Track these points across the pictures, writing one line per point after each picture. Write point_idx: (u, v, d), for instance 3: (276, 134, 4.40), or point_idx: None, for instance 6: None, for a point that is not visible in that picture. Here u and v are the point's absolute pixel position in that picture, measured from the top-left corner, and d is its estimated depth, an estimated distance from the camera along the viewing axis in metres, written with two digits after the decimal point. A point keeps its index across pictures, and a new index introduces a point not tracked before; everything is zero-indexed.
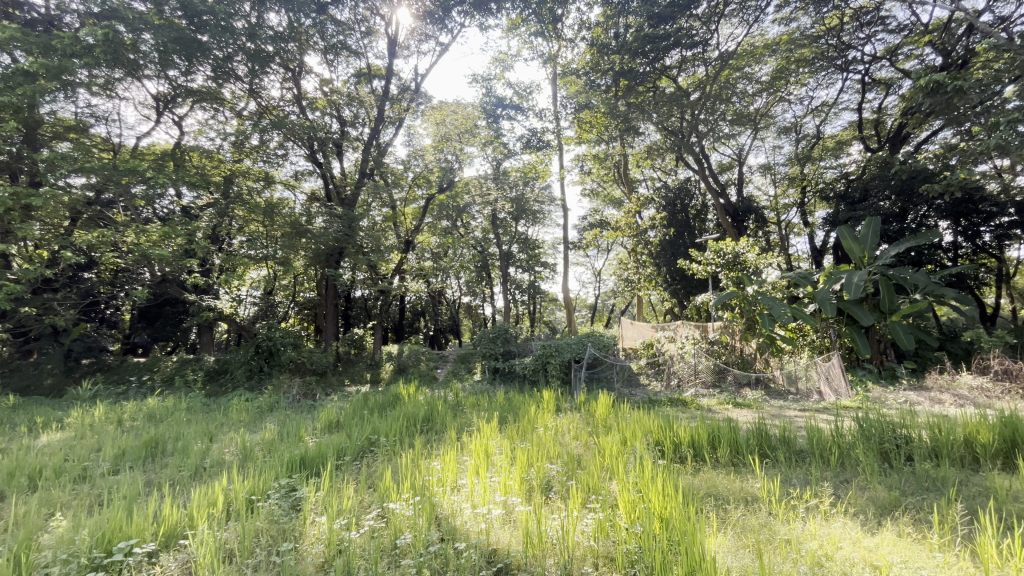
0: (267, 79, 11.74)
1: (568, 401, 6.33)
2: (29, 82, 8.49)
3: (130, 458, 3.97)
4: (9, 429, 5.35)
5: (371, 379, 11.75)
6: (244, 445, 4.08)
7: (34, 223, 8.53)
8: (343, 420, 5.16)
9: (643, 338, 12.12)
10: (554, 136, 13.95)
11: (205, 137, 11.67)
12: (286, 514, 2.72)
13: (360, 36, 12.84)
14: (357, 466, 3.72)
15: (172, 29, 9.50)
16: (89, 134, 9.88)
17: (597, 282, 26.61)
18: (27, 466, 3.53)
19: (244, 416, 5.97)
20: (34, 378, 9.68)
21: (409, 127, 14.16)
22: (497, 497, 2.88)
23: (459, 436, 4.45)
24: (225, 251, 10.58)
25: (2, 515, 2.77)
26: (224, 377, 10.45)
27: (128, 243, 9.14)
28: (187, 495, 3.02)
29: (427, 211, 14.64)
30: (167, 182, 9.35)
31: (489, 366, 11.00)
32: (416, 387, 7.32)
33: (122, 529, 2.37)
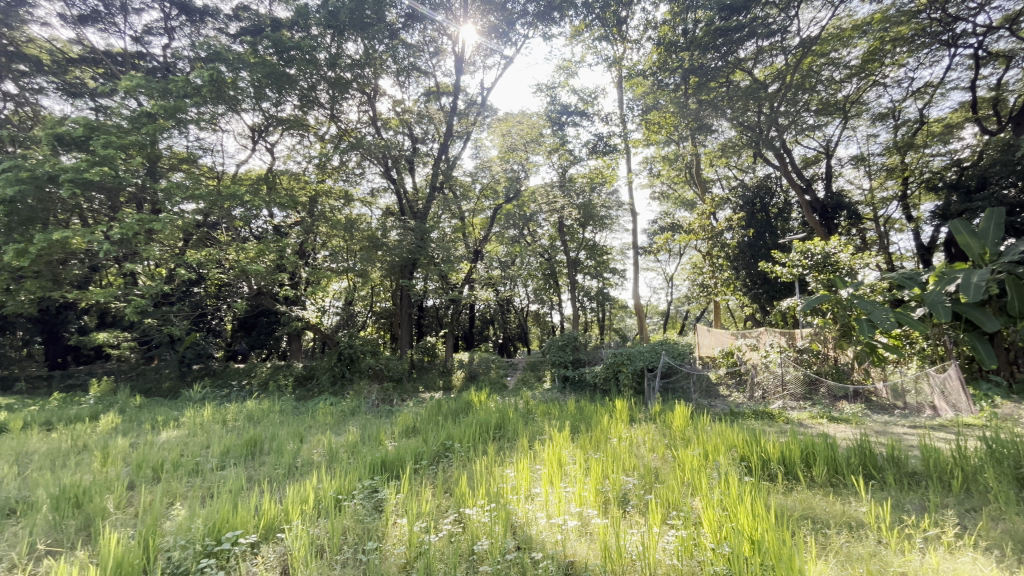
0: (345, 104, 12.58)
1: (643, 412, 6.12)
2: (152, 122, 9.75)
3: (233, 455, 4.37)
4: (137, 425, 6.12)
5: (443, 386, 12.07)
6: (331, 447, 4.34)
7: (155, 245, 9.73)
8: (419, 426, 5.35)
9: (722, 345, 11.48)
10: (621, 140, 13.64)
11: (293, 161, 12.75)
12: (370, 513, 2.85)
13: (429, 56, 13.41)
14: (433, 471, 3.82)
15: (265, 66, 10.47)
16: (198, 164, 11.16)
17: (669, 288, 25.56)
18: (151, 459, 4.00)
19: (329, 418, 6.39)
20: (155, 382, 11.18)
21: (476, 140, 14.52)
22: (572, 508, 2.83)
23: (532, 444, 4.45)
24: (311, 266, 11.39)
25: (133, 501, 3.15)
26: (311, 382, 11.23)
27: (230, 260, 10.17)
28: (282, 492, 3.25)
29: (494, 221, 15.09)
30: (261, 204, 10.33)
31: (558, 374, 10.91)
32: (487, 394, 7.41)
33: (229, 519, 2.60)
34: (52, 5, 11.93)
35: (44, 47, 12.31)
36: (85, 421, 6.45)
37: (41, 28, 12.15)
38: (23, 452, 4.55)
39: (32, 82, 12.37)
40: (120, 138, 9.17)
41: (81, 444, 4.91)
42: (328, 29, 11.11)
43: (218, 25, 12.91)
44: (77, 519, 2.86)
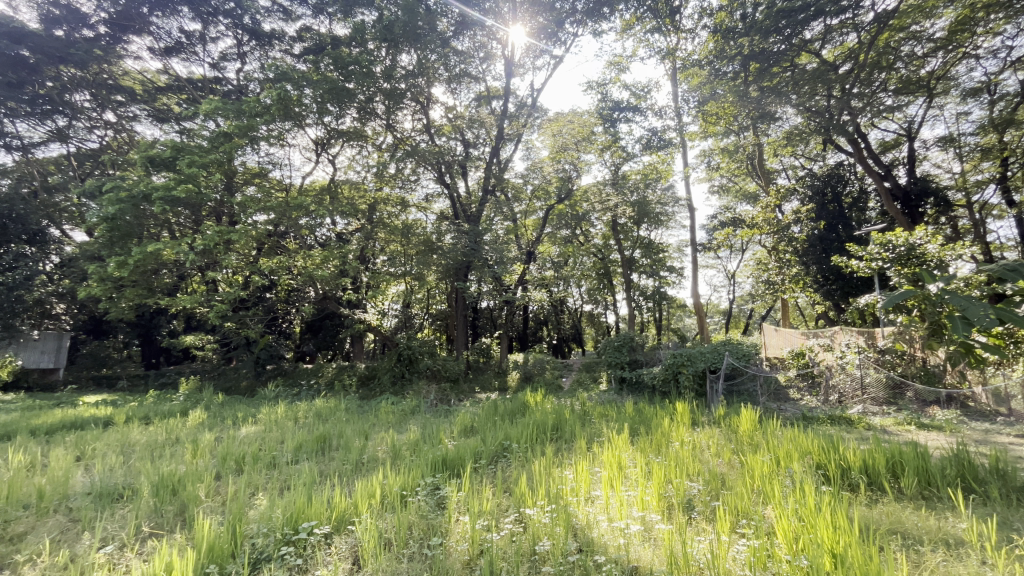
0: (400, 113, 13.02)
1: (706, 415, 5.87)
2: (228, 141, 10.56)
3: (306, 450, 4.64)
4: (220, 421, 6.64)
5: (499, 387, 12.18)
6: (394, 444, 4.50)
7: (232, 254, 10.53)
8: (477, 426, 5.44)
9: (792, 345, 10.83)
10: (677, 134, 13.19)
11: (354, 171, 13.38)
12: (433, 510, 2.93)
13: (479, 62, 13.55)
14: (492, 470, 3.87)
15: (326, 82, 11.05)
16: (268, 178, 11.97)
17: (731, 286, 24.41)
18: (234, 452, 4.32)
19: (391, 417, 6.63)
20: (234, 381, 12.06)
21: (527, 142, 14.56)
22: (634, 512, 2.76)
23: (591, 446, 4.39)
24: (371, 270, 11.85)
25: (221, 491, 3.42)
26: (373, 382, 11.70)
27: (298, 267, 10.80)
28: (351, 486, 3.41)
29: (547, 222, 15.07)
30: (326, 213, 10.91)
31: (615, 375, 10.69)
32: (543, 395, 7.41)
33: (303, 511, 2.76)
34: (143, 40, 13.29)
35: (137, 78, 13.71)
36: (177, 416, 7.09)
37: (134, 62, 13.54)
38: (128, 443, 5.07)
39: (128, 111, 13.83)
40: (202, 157, 10.03)
41: (174, 437, 5.40)
42: (383, 42, 11.54)
43: (284, 47, 13.82)
44: (173, 505, 3.15)
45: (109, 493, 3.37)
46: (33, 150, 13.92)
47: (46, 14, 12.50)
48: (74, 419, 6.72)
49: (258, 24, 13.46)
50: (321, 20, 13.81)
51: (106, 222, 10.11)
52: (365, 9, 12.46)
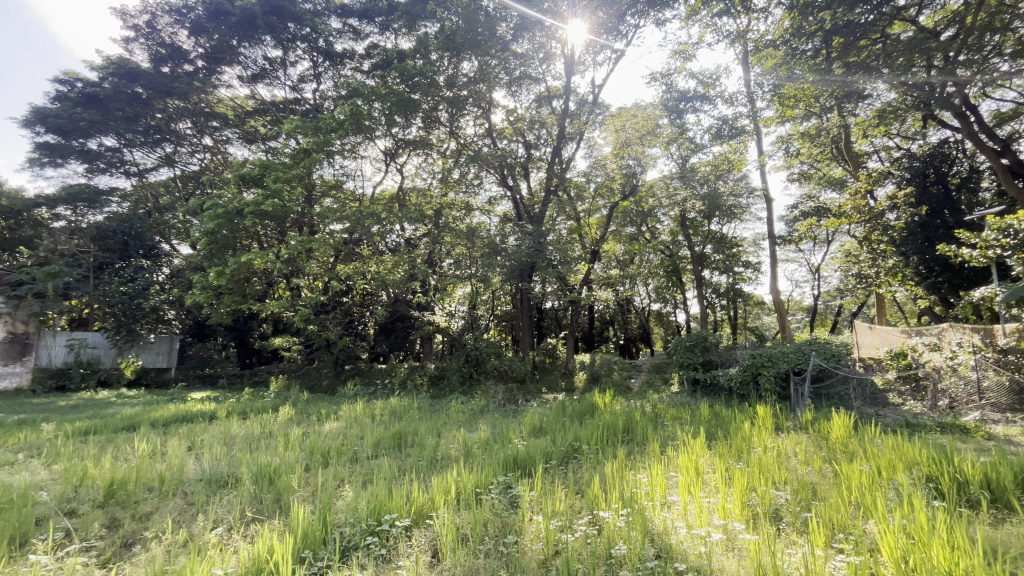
0: (463, 119, 13.29)
1: (792, 420, 5.48)
2: (308, 157, 11.38)
3: (383, 447, 4.87)
4: (306, 417, 7.14)
5: (566, 388, 12.10)
6: (465, 443, 4.61)
7: (313, 262, 11.31)
8: (546, 426, 5.43)
9: (890, 344, 9.84)
10: (750, 121, 12.40)
11: (420, 178, 13.88)
12: (506, 508, 2.98)
13: (539, 63, 13.49)
14: (564, 471, 3.86)
15: (394, 95, 11.59)
16: (343, 189, 12.73)
17: (816, 281, 22.56)
18: (320, 446, 4.64)
19: (461, 416, 6.79)
20: (316, 380, 12.90)
21: (589, 140, 14.32)
22: (716, 519, 2.64)
23: (665, 450, 4.26)
24: (438, 273, 12.21)
25: (311, 482, 3.68)
26: (442, 381, 12.06)
27: (372, 272, 11.40)
28: (428, 482, 3.55)
29: (611, 220, 14.66)
30: (395, 220, 11.42)
31: (688, 377, 10.28)
32: (612, 396, 7.28)
33: (385, 503, 2.90)
34: (234, 70, 14.65)
35: (229, 104, 15.11)
36: (269, 412, 7.74)
37: (226, 90, 14.94)
38: (230, 436, 5.60)
39: (222, 135, 15.24)
40: (286, 173, 10.90)
41: (268, 430, 5.90)
42: (446, 52, 11.92)
43: (354, 64, 14.68)
44: (271, 493, 3.44)
45: (216, 480, 3.73)
46: (146, 175, 15.73)
47: (154, 53, 14.15)
48: (184, 413, 7.52)
49: (332, 45, 14.36)
50: (388, 35, 14.54)
51: (206, 236, 11.24)
52: (428, 21, 12.92)
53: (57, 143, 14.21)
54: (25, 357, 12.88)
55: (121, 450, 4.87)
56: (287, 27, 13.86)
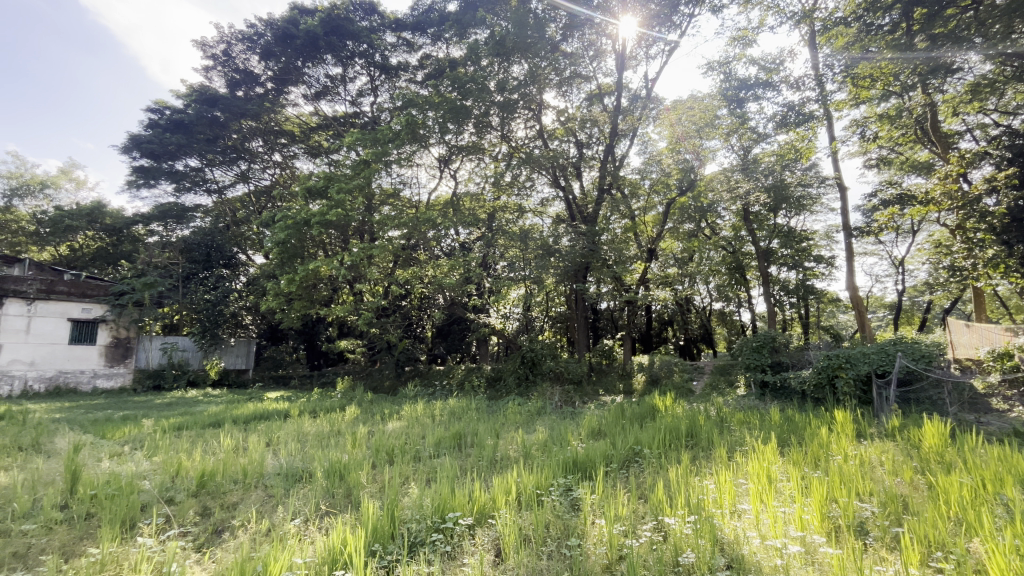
0: (514, 123, 13.33)
1: (875, 426, 5.07)
2: (367, 167, 11.91)
3: (445, 446, 5.00)
4: (371, 416, 7.45)
5: (624, 391, 11.83)
6: (524, 444, 4.63)
7: (374, 267, 11.79)
8: (605, 429, 5.34)
9: (992, 344, 8.86)
10: (819, 106, 11.60)
11: (473, 183, 14.12)
12: (568, 511, 2.96)
13: (589, 61, 13.36)
14: (625, 475, 3.78)
15: (447, 103, 11.89)
16: (400, 197, 13.18)
17: (899, 275, 20.67)
18: (385, 445, 4.83)
19: (519, 418, 6.81)
20: (379, 382, 13.42)
21: (643, 135, 13.95)
22: (792, 530, 2.48)
23: (733, 456, 4.08)
24: (492, 276, 12.37)
25: (378, 478, 3.84)
26: (499, 383, 12.18)
27: (431, 276, 11.78)
28: (489, 482, 3.60)
29: (668, 217, 14.15)
30: (450, 224, 11.71)
31: (755, 379, 9.76)
32: (672, 398, 7.05)
33: (448, 502, 2.97)
34: (299, 89, 15.60)
35: (296, 122, 16.15)
36: (337, 411, 8.15)
37: (292, 109, 15.97)
38: (302, 433, 5.96)
39: (290, 151, 16.30)
40: (347, 184, 11.51)
41: (337, 429, 6.21)
42: (495, 57, 12.06)
43: (409, 76, 15.24)
44: (342, 488, 3.63)
45: (293, 474, 3.99)
46: (225, 191, 17.03)
47: (229, 79, 15.28)
48: (262, 412, 8.08)
49: (388, 59, 15.01)
50: (439, 45, 15.00)
51: (278, 246, 12.03)
52: (477, 28, 13.13)
53: (149, 166, 15.70)
54: (128, 359, 14.23)
55: (208, 444, 5.32)
56: (346, 45, 14.64)
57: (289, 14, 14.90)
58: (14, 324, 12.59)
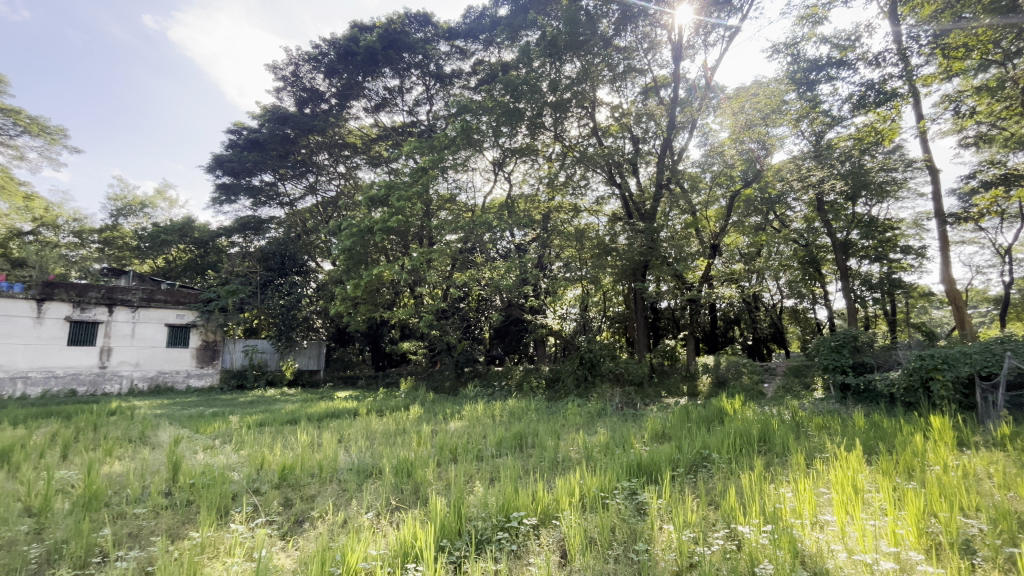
0: (568, 122, 13.23)
1: (980, 433, 4.56)
2: (425, 174, 12.26)
3: (506, 446, 5.05)
4: (434, 416, 7.67)
5: (689, 392, 11.39)
6: (586, 446, 4.58)
7: (433, 271, 12.14)
8: (670, 432, 5.18)
9: None
10: (903, 84, 10.60)
11: (528, 184, 14.16)
12: (633, 515, 2.90)
13: (644, 54, 13.02)
14: (693, 481, 3.64)
15: (501, 107, 12.02)
16: (457, 202, 13.49)
17: (1006, 265, 18.42)
18: (448, 444, 4.95)
19: (579, 419, 6.75)
20: (440, 382, 13.79)
21: (703, 127, 13.35)
22: (884, 545, 2.29)
23: (813, 463, 3.81)
24: (549, 276, 12.37)
25: (444, 476, 3.95)
26: (558, 384, 12.13)
27: (488, 278, 11.97)
28: (551, 483, 3.60)
29: (732, 210, 13.45)
30: (506, 226, 11.84)
31: (835, 382, 9.07)
32: (742, 401, 6.71)
33: (512, 501, 3.00)
34: (360, 103, 16.38)
35: (358, 134, 16.98)
36: (401, 410, 8.46)
37: (355, 122, 16.78)
38: (371, 431, 6.24)
39: (353, 162, 17.13)
40: (407, 191, 11.92)
41: (402, 427, 6.46)
42: (548, 57, 12.00)
43: (462, 83, 15.60)
44: (409, 484, 3.76)
45: (364, 470, 4.19)
46: (296, 204, 18.19)
47: (298, 97, 16.30)
48: (333, 410, 8.54)
49: (442, 67, 15.47)
50: (492, 50, 15.22)
51: (345, 253, 12.67)
52: (529, 29, 13.12)
53: (230, 183, 17.05)
54: (215, 360, 15.56)
55: (287, 440, 5.70)
56: (403, 57, 15.26)
57: (350, 32, 15.64)
58: (122, 329, 14.12)
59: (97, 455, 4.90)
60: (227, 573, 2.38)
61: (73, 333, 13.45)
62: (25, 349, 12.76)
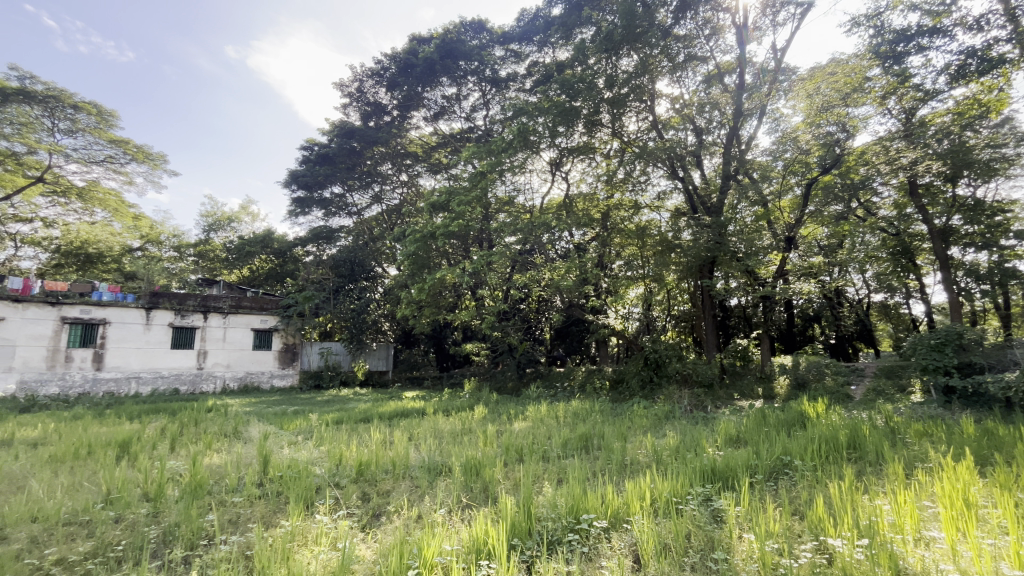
0: (626, 117, 12.92)
1: None
2: (484, 178, 12.48)
3: (571, 448, 5.01)
4: (498, 416, 7.76)
5: (764, 395, 10.73)
6: (655, 449, 4.46)
7: (493, 273, 12.32)
8: (745, 436, 4.92)
9: None
10: (1012, 48, 9.36)
11: (586, 183, 14.00)
12: (709, 521, 2.78)
13: (706, 40, 12.45)
14: (774, 488, 3.43)
15: (557, 107, 11.95)
16: (515, 204, 13.60)
17: None
18: (513, 444, 4.99)
19: (646, 422, 6.57)
20: (503, 382, 13.95)
21: (774, 112, 12.56)
22: (1006, 568, 2.02)
23: (912, 474, 3.47)
24: (609, 275, 12.17)
25: (512, 475, 4.00)
26: (622, 385, 11.87)
27: (548, 279, 11.98)
28: (620, 486, 3.53)
29: (809, 200, 12.55)
30: (565, 226, 11.78)
31: (937, 384, 8.28)
32: (826, 404, 6.22)
33: (581, 503, 2.99)
34: (421, 113, 16.96)
35: (419, 143, 17.58)
36: (466, 410, 8.65)
37: (415, 131, 17.39)
38: (438, 430, 6.43)
39: (414, 170, 17.72)
40: (467, 197, 12.22)
41: (469, 427, 6.60)
42: (604, 53, 11.80)
43: (518, 85, 15.69)
44: (478, 483, 3.84)
45: (434, 467, 4.33)
46: (363, 213, 19.06)
47: (363, 112, 17.17)
48: (403, 409, 8.90)
49: (497, 72, 15.67)
50: (546, 51, 15.19)
51: (409, 258, 13.17)
52: (584, 26, 12.89)
53: (305, 196, 18.27)
54: (295, 362, 16.75)
55: (362, 437, 6.02)
56: (460, 65, 15.66)
57: (409, 45, 16.27)
58: (215, 334, 15.55)
59: (200, 448, 5.45)
60: (316, 560, 2.55)
61: (175, 338, 14.94)
62: (137, 352, 14.25)
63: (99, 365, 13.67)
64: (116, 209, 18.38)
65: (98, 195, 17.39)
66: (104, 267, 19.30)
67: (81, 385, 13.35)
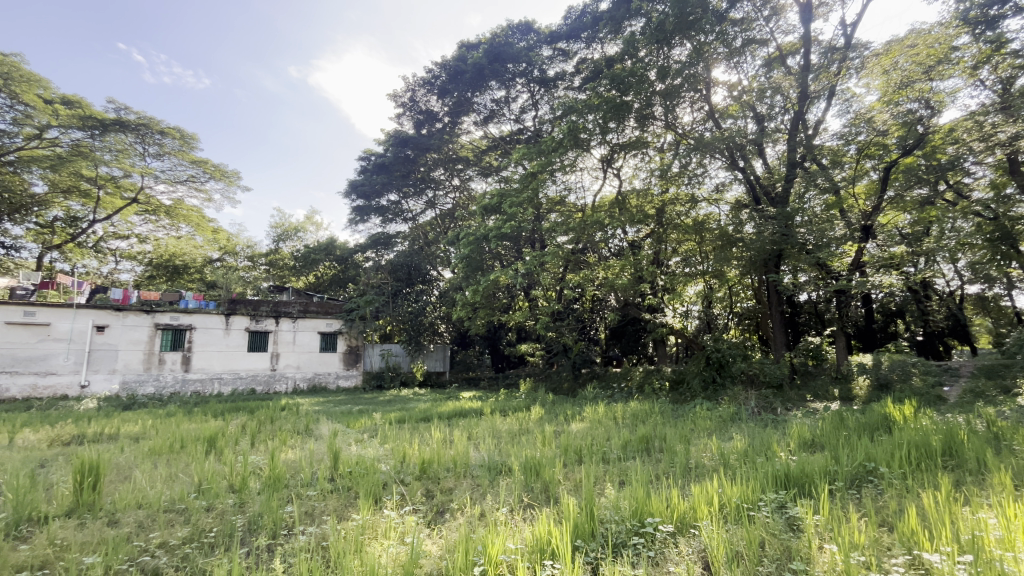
0: (680, 108, 12.48)
1: None
2: (534, 179, 12.53)
3: (632, 450, 4.90)
4: (555, 417, 7.74)
5: (841, 397, 9.97)
6: (721, 452, 4.27)
7: (546, 273, 12.32)
8: (822, 440, 4.60)
9: None
10: None
11: (639, 178, 13.67)
12: (784, 530, 2.63)
13: (765, 22, 11.79)
14: (857, 496, 3.19)
15: (608, 103, 11.68)
16: (567, 203, 13.50)
17: None
18: (572, 445, 4.95)
19: (710, 424, 6.31)
20: (558, 382, 13.91)
21: (844, 93, 11.71)
22: None
23: (1022, 485, 3.11)
24: (666, 273, 11.81)
25: (573, 475, 3.97)
26: (682, 386, 11.47)
27: (603, 278, 11.81)
28: (686, 489, 3.42)
29: (887, 184, 11.56)
30: (618, 223, 11.53)
31: None
32: (915, 407, 5.69)
33: (645, 506, 2.92)
34: (471, 118, 17.26)
35: (470, 147, 17.87)
36: (523, 411, 8.69)
37: (466, 136, 17.71)
38: (496, 430, 6.51)
39: (466, 174, 18.06)
40: (518, 198, 12.33)
41: (526, 427, 6.63)
42: (655, 44, 11.46)
43: (567, 84, 15.57)
44: (538, 483, 3.86)
45: (494, 467, 4.39)
46: (418, 218, 19.67)
47: (416, 120, 17.70)
48: (461, 409, 9.08)
49: (546, 72, 15.63)
50: (594, 47, 15.01)
51: (463, 260, 13.43)
52: (633, 18, 12.58)
53: (364, 205, 19.10)
54: (358, 363, 17.56)
55: (423, 436, 6.21)
56: (508, 68, 15.81)
57: (458, 52, 16.63)
58: (286, 337, 16.59)
59: (277, 444, 5.84)
60: (386, 553, 2.65)
61: (251, 342, 16.07)
62: (219, 355, 15.48)
63: (187, 366, 14.97)
64: (198, 224, 20.05)
65: (182, 212, 19.04)
66: (189, 277, 21.11)
67: (173, 385, 14.68)
